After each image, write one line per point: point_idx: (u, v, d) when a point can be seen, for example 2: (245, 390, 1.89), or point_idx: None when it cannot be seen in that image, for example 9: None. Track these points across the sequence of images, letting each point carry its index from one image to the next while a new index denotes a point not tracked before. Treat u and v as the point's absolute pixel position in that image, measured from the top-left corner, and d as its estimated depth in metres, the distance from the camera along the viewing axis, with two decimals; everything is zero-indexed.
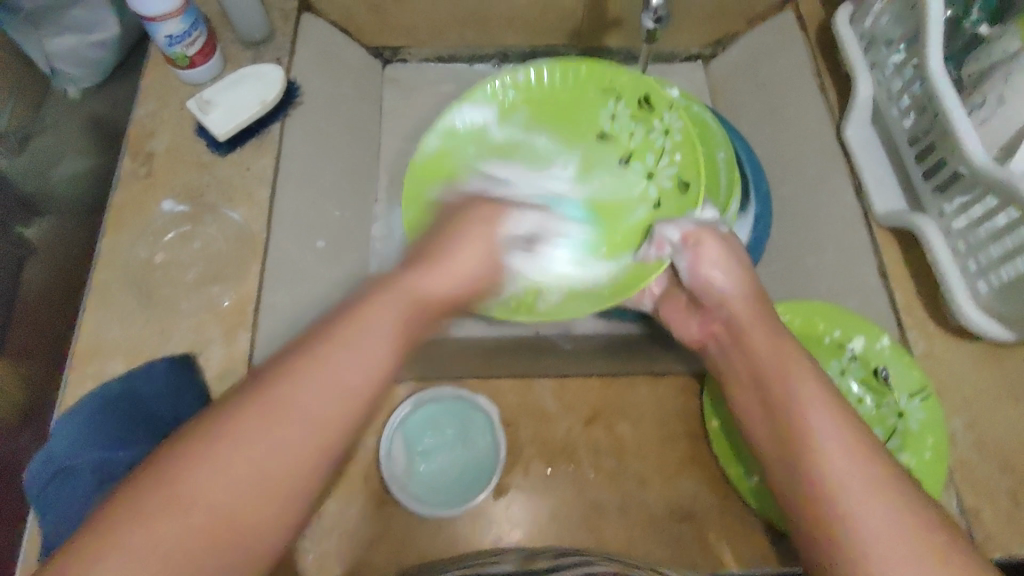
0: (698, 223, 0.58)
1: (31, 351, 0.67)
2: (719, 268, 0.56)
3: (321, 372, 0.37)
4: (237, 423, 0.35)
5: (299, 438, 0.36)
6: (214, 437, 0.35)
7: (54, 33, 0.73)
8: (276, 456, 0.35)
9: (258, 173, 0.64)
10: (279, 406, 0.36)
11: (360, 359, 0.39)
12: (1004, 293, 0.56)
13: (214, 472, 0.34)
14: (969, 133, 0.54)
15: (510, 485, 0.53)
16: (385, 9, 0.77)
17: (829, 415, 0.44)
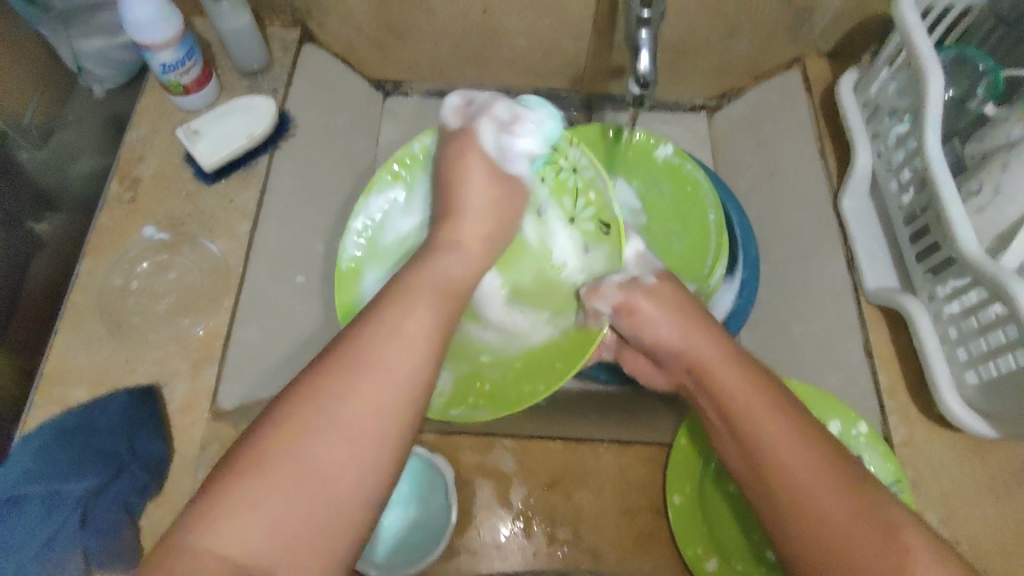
0: (629, 282, 0.54)
1: (28, 345, 0.65)
2: (659, 326, 0.53)
3: (365, 377, 0.41)
4: (281, 455, 0.38)
5: (344, 464, 0.39)
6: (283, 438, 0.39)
7: (83, 34, 0.71)
8: (340, 456, 0.39)
9: (241, 207, 0.64)
10: (316, 430, 0.39)
11: (396, 362, 0.42)
12: (991, 390, 0.53)
13: (288, 476, 0.38)
14: (962, 221, 0.52)
15: (460, 548, 0.52)
16: (387, 43, 0.75)
17: (788, 515, 0.42)
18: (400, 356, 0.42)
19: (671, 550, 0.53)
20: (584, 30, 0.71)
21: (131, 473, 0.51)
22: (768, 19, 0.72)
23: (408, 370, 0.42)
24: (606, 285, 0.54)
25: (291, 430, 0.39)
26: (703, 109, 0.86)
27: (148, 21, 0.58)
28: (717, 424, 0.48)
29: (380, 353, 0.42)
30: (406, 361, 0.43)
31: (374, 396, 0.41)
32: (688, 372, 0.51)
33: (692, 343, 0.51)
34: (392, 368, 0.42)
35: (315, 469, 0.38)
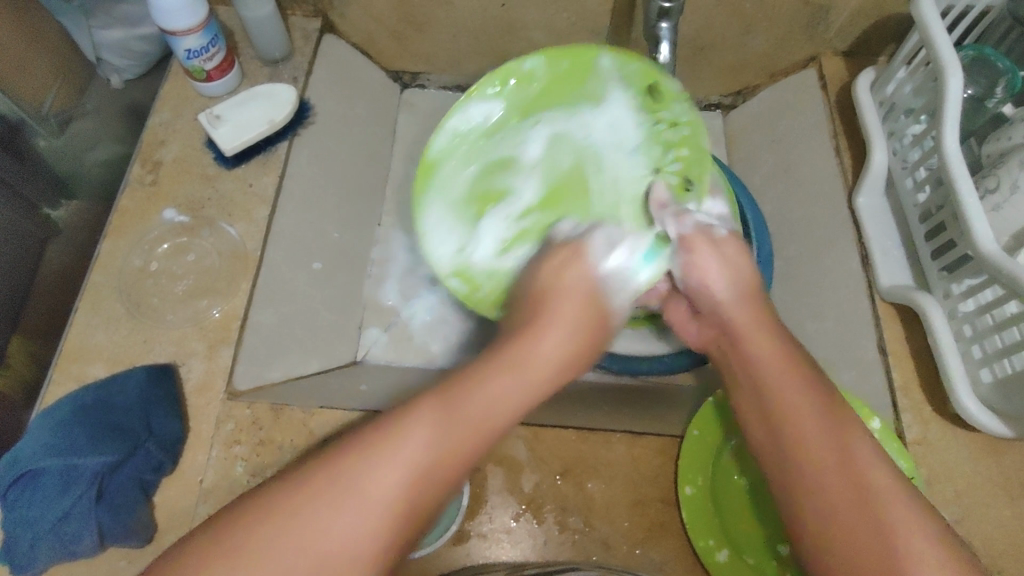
0: (699, 227, 0.53)
1: (42, 329, 0.66)
2: (720, 272, 0.50)
3: (377, 472, 0.36)
4: (237, 555, 0.33)
5: (325, 546, 0.34)
6: (254, 527, 0.33)
7: (102, 24, 0.73)
8: (308, 553, 0.33)
9: (260, 191, 0.65)
10: (304, 520, 0.34)
11: (403, 461, 0.36)
12: (1005, 388, 0.53)
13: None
14: (979, 217, 0.52)
15: (470, 532, 0.53)
16: (406, 35, 0.75)
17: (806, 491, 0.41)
18: (414, 438, 0.37)
19: (683, 541, 0.53)
20: (603, 25, 0.72)
21: (148, 450, 0.52)
22: (787, 17, 0.72)
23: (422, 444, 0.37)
24: (689, 216, 0.54)
25: (301, 498, 0.34)
26: (718, 107, 0.86)
27: (175, 8, 0.59)
28: (742, 395, 0.45)
29: (383, 450, 0.36)
30: (397, 466, 0.36)
31: (375, 495, 0.35)
32: (722, 334, 0.49)
33: (738, 320, 0.48)
34: (407, 448, 0.36)
35: (293, 557, 0.33)
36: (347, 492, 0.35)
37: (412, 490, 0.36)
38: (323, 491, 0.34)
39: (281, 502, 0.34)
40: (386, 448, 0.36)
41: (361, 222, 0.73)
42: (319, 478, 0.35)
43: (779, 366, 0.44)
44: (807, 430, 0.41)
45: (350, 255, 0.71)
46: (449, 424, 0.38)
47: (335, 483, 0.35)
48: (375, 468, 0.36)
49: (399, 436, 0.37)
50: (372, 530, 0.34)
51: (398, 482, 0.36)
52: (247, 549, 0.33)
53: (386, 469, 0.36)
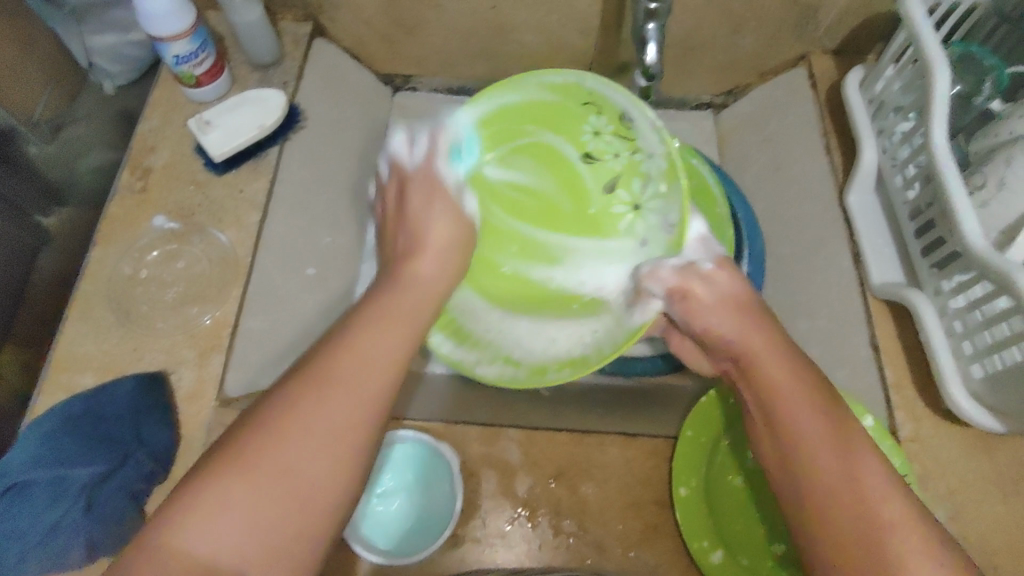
0: (682, 270, 0.53)
1: (33, 338, 0.66)
2: (714, 315, 0.50)
3: (338, 383, 0.37)
4: (245, 455, 0.34)
5: (332, 444, 0.35)
6: (272, 424, 0.35)
7: (95, 30, 0.72)
8: (318, 432, 0.35)
9: (250, 197, 0.64)
10: (323, 389, 0.36)
11: (363, 365, 0.38)
12: (996, 383, 0.53)
13: (240, 498, 0.33)
14: (968, 214, 0.52)
15: (465, 537, 0.52)
16: (396, 39, 0.75)
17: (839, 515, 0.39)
18: (368, 340, 0.39)
19: (677, 542, 0.53)
20: (592, 27, 0.72)
21: (137, 461, 0.52)
22: (775, 17, 0.72)
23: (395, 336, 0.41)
24: (663, 269, 0.54)
25: (288, 414, 0.36)
26: (709, 107, 0.86)
27: (163, 12, 0.59)
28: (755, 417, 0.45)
29: (353, 338, 0.39)
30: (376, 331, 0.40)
31: (357, 390, 0.37)
32: (733, 361, 0.48)
33: (744, 338, 0.47)
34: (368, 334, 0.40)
35: (301, 461, 0.35)
36: (314, 403, 0.36)
37: (385, 370, 0.39)
38: (303, 404, 0.36)
39: (272, 425, 0.35)
40: (338, 362, 0.38)
41: (353, 227, 0.73)
42: (292, 401, 0.36)
43: (792, 384, 0.43)
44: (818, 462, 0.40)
45: (341, 260, 0.71)
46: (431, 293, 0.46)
47: (317, 392, 0.36)
48: (340, 388, 0.37)
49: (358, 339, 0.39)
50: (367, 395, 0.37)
51: (372, 370, 0.38)
52: (254, 450, 0.34)
53: (364, 342, 0.39)
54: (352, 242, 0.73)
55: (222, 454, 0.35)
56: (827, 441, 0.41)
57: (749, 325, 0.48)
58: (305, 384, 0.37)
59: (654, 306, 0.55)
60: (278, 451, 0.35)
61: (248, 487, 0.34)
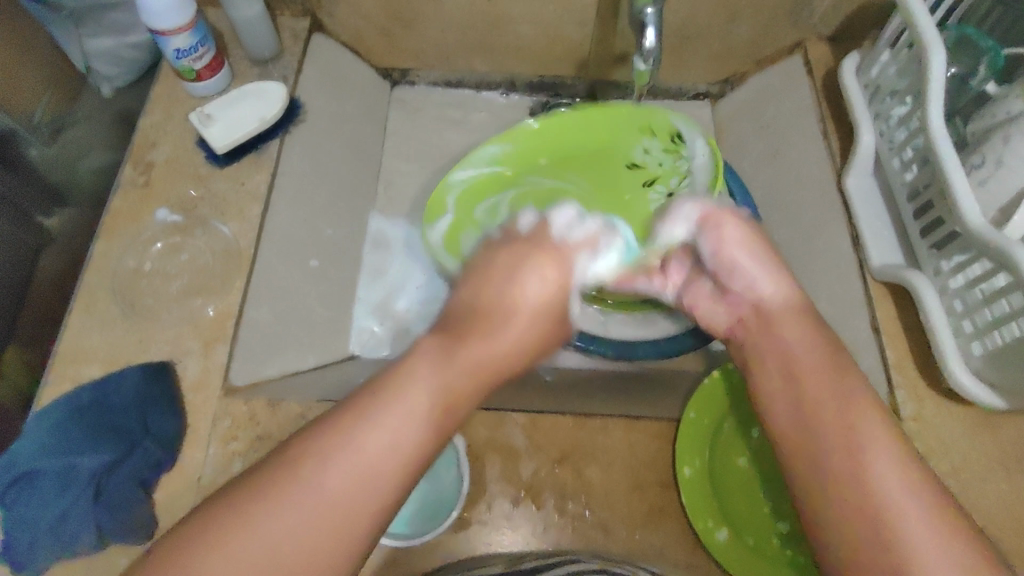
0: (719, 205, 0.53)
1: (36, 339, 0.66)
2: (743, 249, 0.50)
3: (340, 466, 0.34)
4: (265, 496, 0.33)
5: (328, 528, 0.32)
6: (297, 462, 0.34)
7: (92, 34, 0.73)
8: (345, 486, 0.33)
9: (252, 189, 0.65)
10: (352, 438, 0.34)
11: (402, 420, 0.35)
12: (996, 359, 0.53)
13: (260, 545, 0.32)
14: (966, 192, 0.52)
15: (471, 520, 0.52)
16: (394, 33, 0.76)
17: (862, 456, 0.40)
18: (380, 424, 0.35)
19: (683, 523, 0.53)
20: (589, 17, 0.73)
21: (146, 448, 0.52)
22: (770, 4, 0.73)
23: (433, 379, 0.37)
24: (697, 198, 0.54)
25: (280, 489, 0.33)
26: (707, 96, 0.86)
27: (162, 10, 0.59)
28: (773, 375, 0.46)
29: (391, 389, 0.36)
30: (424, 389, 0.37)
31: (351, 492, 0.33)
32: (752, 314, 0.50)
33: (768, 284, 0.49)
34: (414, 384, 0.37)
35: (283, 553, 0.32)
36: (307, 488, 0.33)
37: (411, 447, 0.35)
38: (315, 462, 0.34)
39: (262, 497, 0.33)
40: (338, 440, 0.34)
41: (354, 219, 0.73)
42: (308, 452, 0.34)
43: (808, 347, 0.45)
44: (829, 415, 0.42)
45: (343, 252, 0.71)
46: (463, 370, 0.38)
47: (313, 474, 0.33)
48: (333, 475, 0.33)
49: (408, 375, 0.37)
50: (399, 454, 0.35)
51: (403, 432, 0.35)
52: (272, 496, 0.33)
53: (408, 400, 0.36)
54: (353, 235, 0.73)
55: (208, 515, 0.33)
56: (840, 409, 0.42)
57: (777, 270, 0.50)
58: (296, 460, 0.34)
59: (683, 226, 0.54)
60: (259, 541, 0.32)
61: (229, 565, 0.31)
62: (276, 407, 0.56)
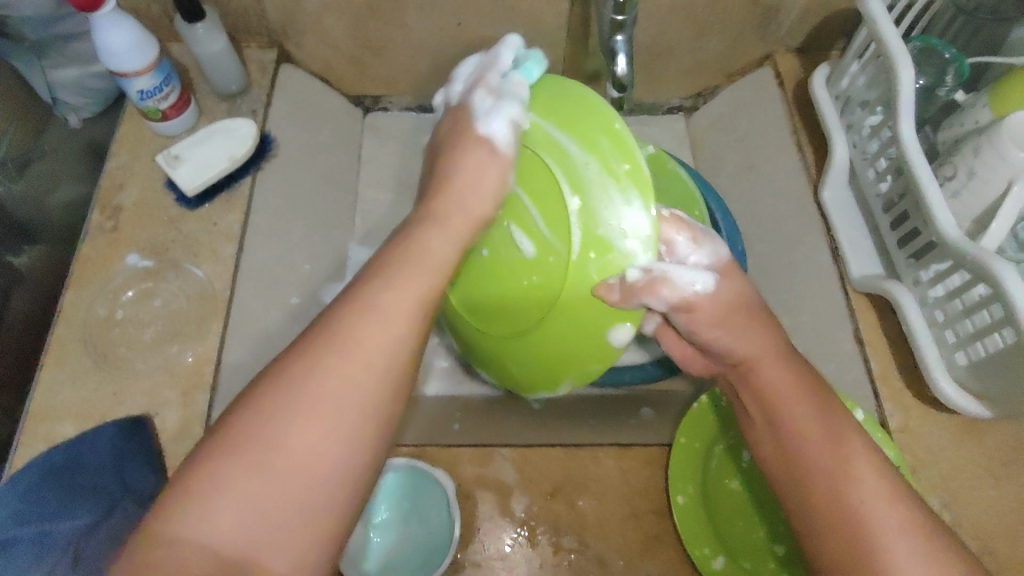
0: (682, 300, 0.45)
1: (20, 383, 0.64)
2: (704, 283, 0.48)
3: (347, 355, 0.34)
4: (233, 440, 0.32)
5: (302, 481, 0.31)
6: (273, 389, 0.33)
7: (58, 65, 0.70)
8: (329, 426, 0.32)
9: (225, 230, 0.63)
10: (307, 382, 0.33)
11: (382, 328, 0.35)
12: (979, 369, 0.54)
13: (229, 501, 0.31)
14: (940, 205, 0.53)
15: (464, 562, 0.52)
16: (364, 61, 0.75)
17: (863, 464, 0.41)
18: (380, 310, 0.35)
19: (680, 552, 0.52)
20: (560, 37, 0.72)
21: (126, 507, 0.50)
22: (738, 20, 0.73)
23: (444, 249, 0.39)
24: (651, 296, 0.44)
25: (263, 408, 0.32)
26: (681, 110, 0.86)
27: (125, 49, 0.58)
28: (751, 412, 0.47)
29: (356, 302, 0.35)
30: (393, 322, 0.35)
31: (365, 361, 0.34)
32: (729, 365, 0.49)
33: (745, 346, 0.47)
34: (386, 303, 0.35)
35: (286, 494, 0.31)
36: (273, 427, 0.32)
37: (389, 362, 0.34)
38: (282, 396, 0.32)
39: (252, 415, 0.32)
40: (347, 326, 0.34)
41: (332, 252, 0.72)
42: (276, 394, 0.33)
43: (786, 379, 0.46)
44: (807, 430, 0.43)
45: (321, 286, 0.70)
46: (451, 230, 0.40)
47: (324, 361, 0.33)
48: (340, 355, 0.33)
49: (366, 304, 0.35)
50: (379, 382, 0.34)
51: (381, 346, 0.34)
52: (242, 434, 0.32)
53: (370, 326, 0.35)
54: (331, 268, 0.71)
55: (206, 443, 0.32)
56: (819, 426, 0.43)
57: (752, 327, 0.47)
58: (263, 400, 0.32)
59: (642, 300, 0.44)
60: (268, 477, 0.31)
61: (251, 478, 0.31)
62: None
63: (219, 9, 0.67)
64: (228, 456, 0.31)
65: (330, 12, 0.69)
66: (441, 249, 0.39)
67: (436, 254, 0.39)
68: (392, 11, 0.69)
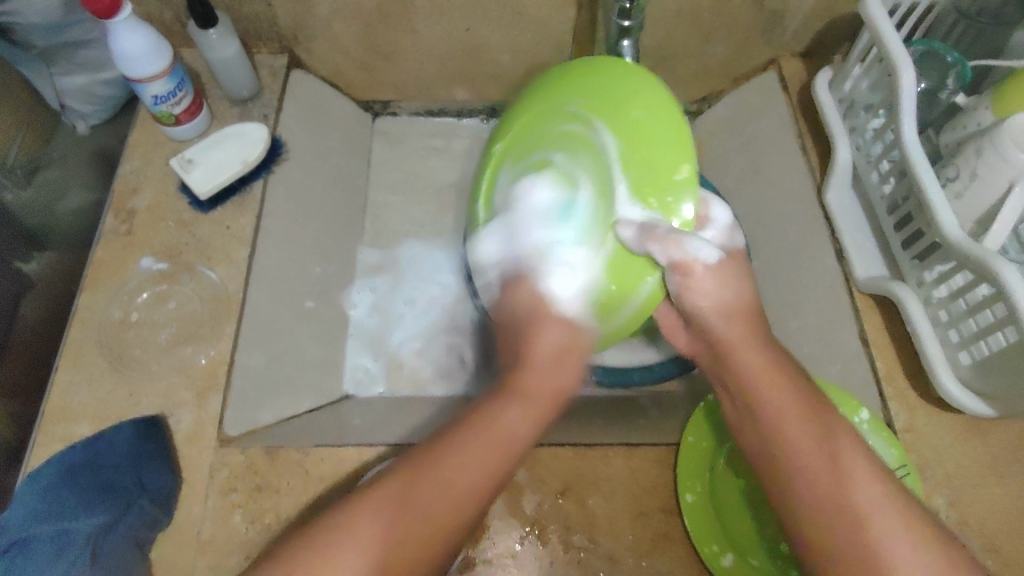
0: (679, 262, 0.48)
1: (22, 389, 0.63)
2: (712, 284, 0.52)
3: (447, 487, 0.46)
4: (309, 547, 0.43)
5: (376, 550, 0.43)
6: (300, 557, 0.43)
7: (66, 72, 0.71)
8: (345, 572, 0.42)
9: (238, 233, 0.64)
10: (345, 537, 0.43)
11: (442, 494, 0.46)
12: (985, 368, 0.54)
13: (315, 570, 0.42)
14: (944, 206, 0.53)
15: (475, 560, 0.52)
16: (374, 66, 0.76)
17: (868, 475, 0.47)
18: (355, 538, 0.43)
19: (689, 550, 0.53)
20: (567, 43, 0.73)
21: (141, 506, 0.51)
22: (742, 24, 0.74)
23: (524, 431, 0.51)
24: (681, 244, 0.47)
25: (291, 570, 0.42)
26: (685, 114, 0.87)
27: (138, 54, 0.59)
28: (742, 426, 0.52)
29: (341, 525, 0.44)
30: (375, 513, 0.44)
31: (350, 553, 0.43)
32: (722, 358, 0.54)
33: (730, 336, 0.54)
34: (355, 529, 0.44)
35: (342, 573, 0.42)
36: (316, 566, 0.42)
37: (450, 513, 0.46)
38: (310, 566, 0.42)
39: (302, 563, 0.42)
40: (333, 528, 0.44)
41: (342, 255, 0.73)
42: (301, 557, 0.43)
43: (778, 395, 0.51)
44: (796, 445, 0.49)
45: (331, 290, 0.71)
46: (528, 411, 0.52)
47: (319, 544, 0.43)
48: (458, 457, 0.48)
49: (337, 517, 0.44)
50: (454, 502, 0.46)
51: (457, 501, 0.46)
52: (292, 560, 0.43)
53: (358, 519, 0.44)
54: (341, 272, 0.73)
55: (287, 550, 0.43)
56: (820, 453, 0.48)
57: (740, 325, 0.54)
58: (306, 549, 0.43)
59: (687, 250, 0.47)
60: (327, 572, 0.42)
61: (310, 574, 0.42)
62: (272, 454, 0.54)
63: (231, 16, 0.68)
64: (302, 566, 0.42)
65: (339, 19, 0.70)
66: (512, 421, 0.51)
67: (510, 435, 0.50)
68: (401, 17, 0.70)
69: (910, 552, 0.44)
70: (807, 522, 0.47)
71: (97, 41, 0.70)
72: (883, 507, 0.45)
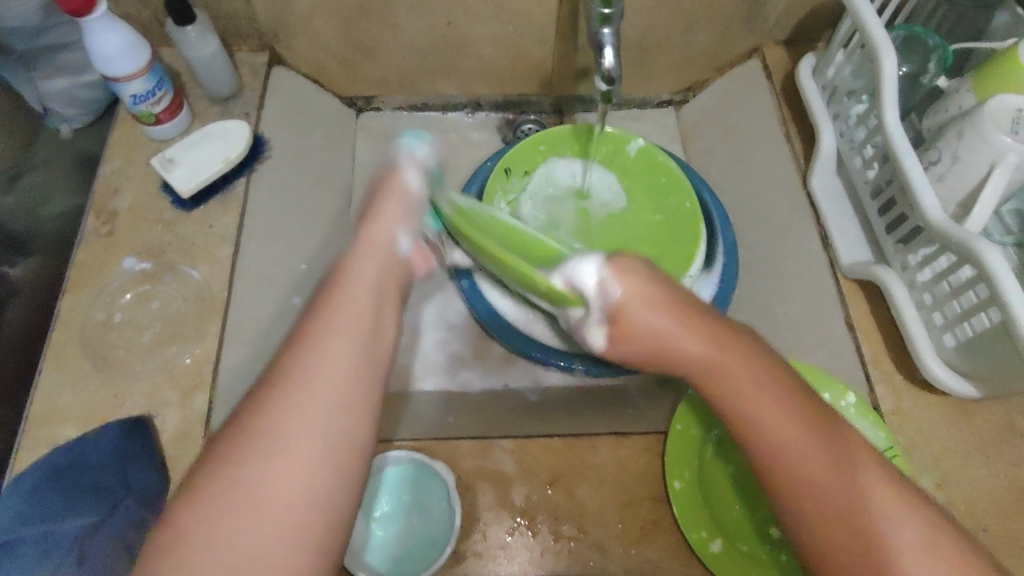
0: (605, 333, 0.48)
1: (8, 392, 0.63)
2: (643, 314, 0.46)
3: (302, 427, 0.35)
4: (206, 495, 0.34)
5: (290, 517, 0.33)
6: (207, 504, 0.33)
7: (46, 75, 0.69)
8: (287, 485, 0.34)
9: (221, 231, 0.64)
10: (264, 467, 0.34)
11: (303, 420, 0.35)
12: (968, 350, 0.55)
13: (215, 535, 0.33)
14: (927, 189, 0.54)
15: (465, 553, 0.52)
16: (355, 62, 0.76)
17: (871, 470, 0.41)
18: (316, 382, 0.36)
19: (679, 537, 0.53)
20: (548, 34, 0.73)
21: (128, 506, 0.52)
22: (723, 13, 0.74)
23: (336, 373, 0.37)
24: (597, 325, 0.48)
25: (214, 505, 0.33)
26: (670, 104, 0.88)
27: (114, 53, 0.58)
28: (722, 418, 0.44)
29: (295, 385, 0.36)
30: (337, 365, 0.37)
31: (311, 419, 0.36)
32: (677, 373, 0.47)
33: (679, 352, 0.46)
34: (320, 369, 0.37)
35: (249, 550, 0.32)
36: (236, 511, 0.33)
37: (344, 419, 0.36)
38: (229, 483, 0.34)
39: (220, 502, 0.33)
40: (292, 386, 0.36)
41: None
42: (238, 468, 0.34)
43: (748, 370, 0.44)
44: (785, 433, 0.42)
45: None
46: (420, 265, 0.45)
47: (280, 424, 0.35)
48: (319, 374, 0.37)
49: (301, 375, 0.37)
50: (326, 447, 0.35)
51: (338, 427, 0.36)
52: (207, 520, 0.33)
53: (305, 391, 0.36)
54: None
55: (210, 470, 0.34)
56: (812, 442, 0.41)
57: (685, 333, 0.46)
58: (218, 484, 0.34)
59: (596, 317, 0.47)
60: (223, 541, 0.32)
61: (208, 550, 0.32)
62: None
63: (210, 14, 0.68)
64: (224, 498, 0.33)
65: (319, 15, 0.69)
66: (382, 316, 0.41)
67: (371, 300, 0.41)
68: (381, 12, 0.69)
69: (920, 553, 0.38)
70: (814, 527, 0.40)
71: (79, 44, 0.68)
72: (887, 496, 0.40)
